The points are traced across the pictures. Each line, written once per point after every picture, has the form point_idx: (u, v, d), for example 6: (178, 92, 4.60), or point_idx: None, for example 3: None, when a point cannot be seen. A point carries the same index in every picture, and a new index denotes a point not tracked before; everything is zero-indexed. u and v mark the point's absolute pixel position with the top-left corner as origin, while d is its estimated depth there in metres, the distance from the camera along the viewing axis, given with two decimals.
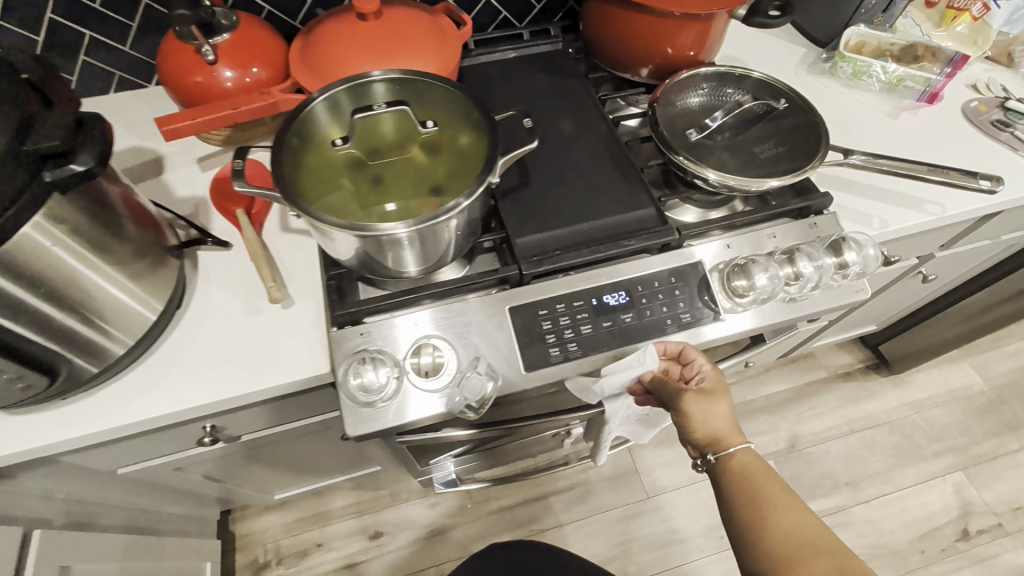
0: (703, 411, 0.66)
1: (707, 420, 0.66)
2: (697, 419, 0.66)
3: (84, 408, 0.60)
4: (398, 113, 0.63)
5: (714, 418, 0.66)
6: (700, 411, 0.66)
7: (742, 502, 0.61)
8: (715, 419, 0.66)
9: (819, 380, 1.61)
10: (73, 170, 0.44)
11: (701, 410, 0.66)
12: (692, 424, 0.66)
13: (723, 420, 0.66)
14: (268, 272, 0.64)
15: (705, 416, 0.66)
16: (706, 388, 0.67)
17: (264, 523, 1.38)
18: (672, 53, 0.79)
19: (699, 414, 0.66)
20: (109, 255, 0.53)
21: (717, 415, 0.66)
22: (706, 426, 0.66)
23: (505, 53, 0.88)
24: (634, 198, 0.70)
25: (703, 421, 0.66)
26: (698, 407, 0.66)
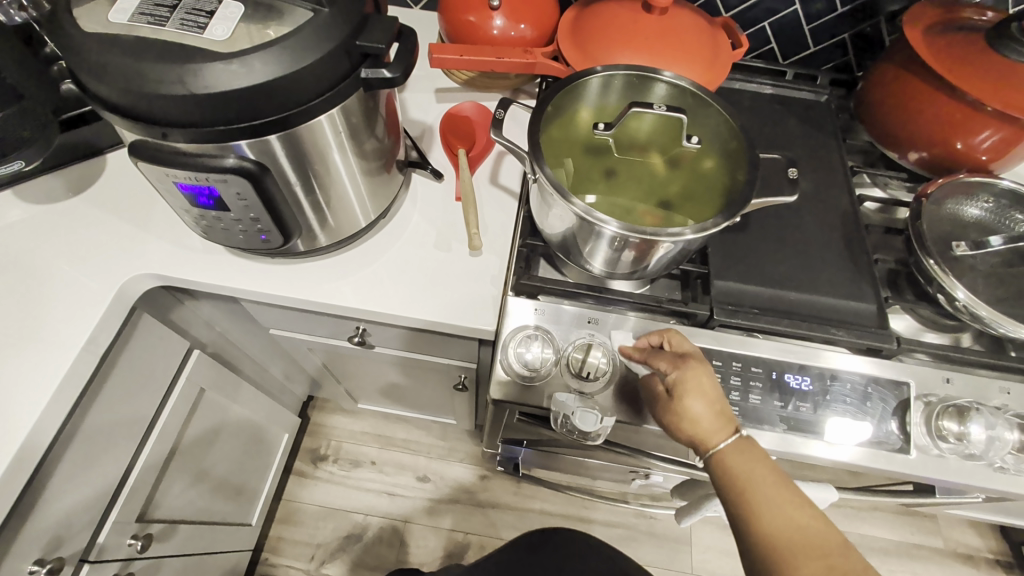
0: (693, 403, 0.52)
1: (705, 415, 0.52)
2: (691, 411, 0.52)
3: (283, 273, 0.67)
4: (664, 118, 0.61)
5: (706, 422, 0.52)
6: (685, 402, 0.53)
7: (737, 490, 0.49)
8: (702, 404, 0.52)
9: (930, 547, 1.40)
10: (383, 75, 0.47)
11: (690, 399, 0.52)
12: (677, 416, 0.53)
13: (722, 415, 0.52)
14: (472, 219, 0.66)
15: (699, 397, 0.52)
16: (719, 423, 0.52)
17: (336, 421, 1.51)
18: (959, 148, 0.69)
19: (689, 389, 0.53)
20: (359, 151, 0.57)
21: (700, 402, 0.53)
22: (691, 418, 0.52)
23: (762, 86, 0.82)
24: (856, 287, 0.64)
25: (694, 409, 0.52)
26: (692, 401, 0.52)
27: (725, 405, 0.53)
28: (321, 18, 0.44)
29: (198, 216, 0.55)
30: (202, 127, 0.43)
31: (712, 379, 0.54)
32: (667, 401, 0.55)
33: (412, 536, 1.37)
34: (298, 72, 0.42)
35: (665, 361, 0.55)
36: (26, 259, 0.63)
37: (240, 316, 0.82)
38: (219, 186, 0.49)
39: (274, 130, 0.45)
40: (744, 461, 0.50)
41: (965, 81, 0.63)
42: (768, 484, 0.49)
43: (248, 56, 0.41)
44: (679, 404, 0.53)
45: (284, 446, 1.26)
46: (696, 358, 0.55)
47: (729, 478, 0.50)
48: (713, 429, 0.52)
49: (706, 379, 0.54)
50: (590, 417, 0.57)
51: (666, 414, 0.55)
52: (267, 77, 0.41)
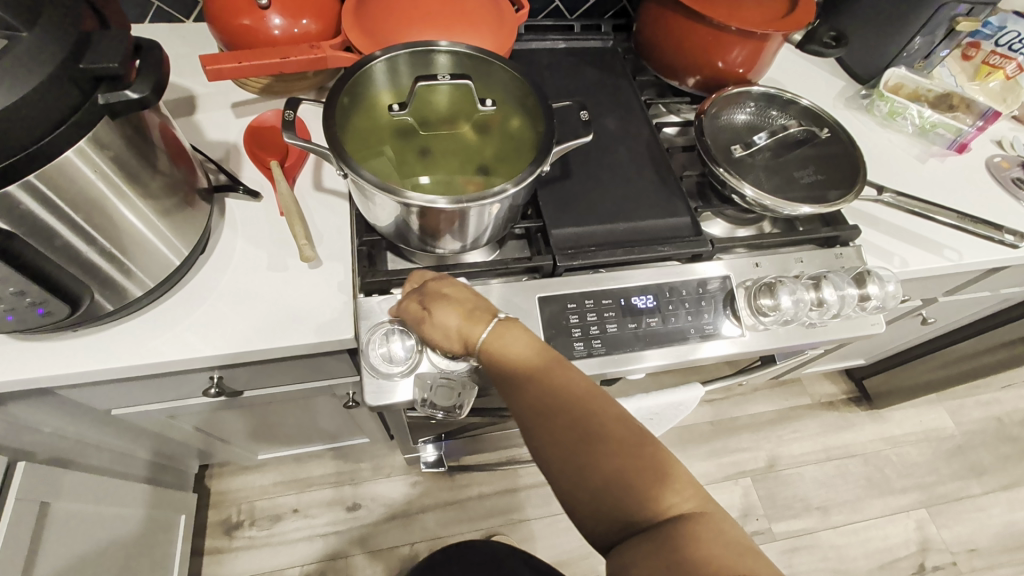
0: (508, 343, 0.53)
1: (510, 348, 0.52)
2: (503, 350, 0.52)
3: (94, 344, 0.59)
4: (458, 87, 0.62)
5: (508, 339, 0.53)
6: (494, 343, 0.53)
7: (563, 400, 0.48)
8: (515, 348, 0.52)
9: (803, 406, 1.65)
10: (127, 96, 0.42)
11: (492, 334, 0.53)
12: (522, 354, 0.53)
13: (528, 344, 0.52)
14: (299, 230, 0.62)
15: (513, 347, 0.52)
16: (529, 355, 0.52)
17: (241, 482, 1.38)
18: (721, 67, 0.79)
19: (488, 338, 0.53)
20: (140, 188, 0.52)
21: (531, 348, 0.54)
22: (532, 356, 0.53)
23: (556, 42, 0.87)
24: (669, 205, 0.71)
25: (495, 346, 0.53)
26: (500, 341, 0.53)
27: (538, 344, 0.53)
28: (22, 46, 0.38)
29: None
30: None
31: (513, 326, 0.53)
32: (421, 323, 0.56)
33: (356, 567, 1.32)
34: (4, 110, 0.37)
35: (447, 290, 0.56)
36: None
37: (65, 406, 0.71)
38: None
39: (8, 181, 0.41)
40: (557, 374, 0.51)
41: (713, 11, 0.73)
42: (611, 418, 0.48)
43: None
44: (488, 347, 0.53)
45: (184, 529, 1.14)
46: (435, 283, 0.57)
47: (525, 375, 0.51)
48: (512, 356, 0.52)
49: (510, 325, 0.53)
50: (446, 389, 0.60)
51: (484, 364, 0.54)
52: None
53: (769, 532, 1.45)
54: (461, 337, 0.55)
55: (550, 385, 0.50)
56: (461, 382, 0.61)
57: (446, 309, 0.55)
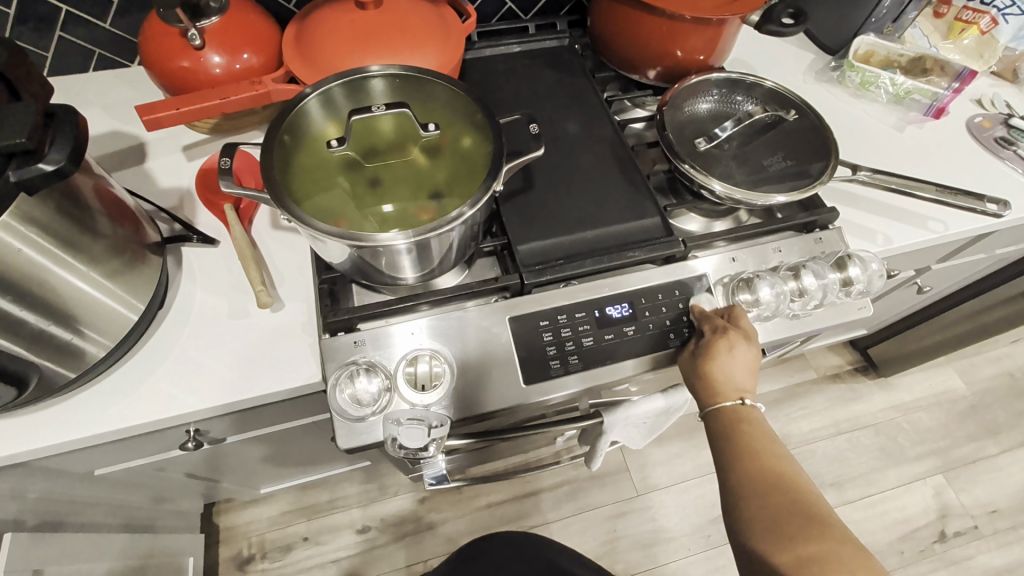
0: (725, 365, 0.60)
1: (728, 377, 0.60)
2: (715, 375, 0.60)
3: (58, 415, 0.58)
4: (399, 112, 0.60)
5: (739, 370, 0.61)
6: (711, 364, 0.60)
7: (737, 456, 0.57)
8: (727, 372, 0.60)
9: (808, 381, 1.63)
10: (42, 168, 0.41)
11: (716, 360, 0.60)
12: (704, 370, 0.61)
13: (750, 379, 0.61)
14: (255, 276, 0.61)
15: (737, 366, 0.60)
16: (727, 387, 0.60)
17: (249, 515, 1.38)
18: (681, 56, 0.76)
19: (717, 352, 0.60)
20: (83, 255, 0.50)
21: (739, 360, 0.61)
22: (721, 364, 0.60)
23: (510, 47, 0.85)
24: (638, 207, 0.69)
25: (721, 369, 0.60)
26: (724, 357, 0.60)
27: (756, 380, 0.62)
28: None
29: None
30: None
31: (755, 364, 0.62)
32: (710, 347, 0.61)
33: None
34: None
35: (708, 325, 0.63)
36: None
37: (44, 472, 0.70)
38: None
39: None
40: (756, 429, 0.58)
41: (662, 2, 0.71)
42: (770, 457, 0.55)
43: None
44: (715, 357, 0.60)
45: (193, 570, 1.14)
46: (738, 335, 0.61)
47: (731, 425, 0.59)
48: (731, 389, 0.60)
49: (751, 360, 0.61)
50: (418, 432, 0.57)
51: (693, 365, 0.62)
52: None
53: None
54: (695, 350, 0.63)
55: (736, 431, 0.58)
56: (433, 421, 0.58)
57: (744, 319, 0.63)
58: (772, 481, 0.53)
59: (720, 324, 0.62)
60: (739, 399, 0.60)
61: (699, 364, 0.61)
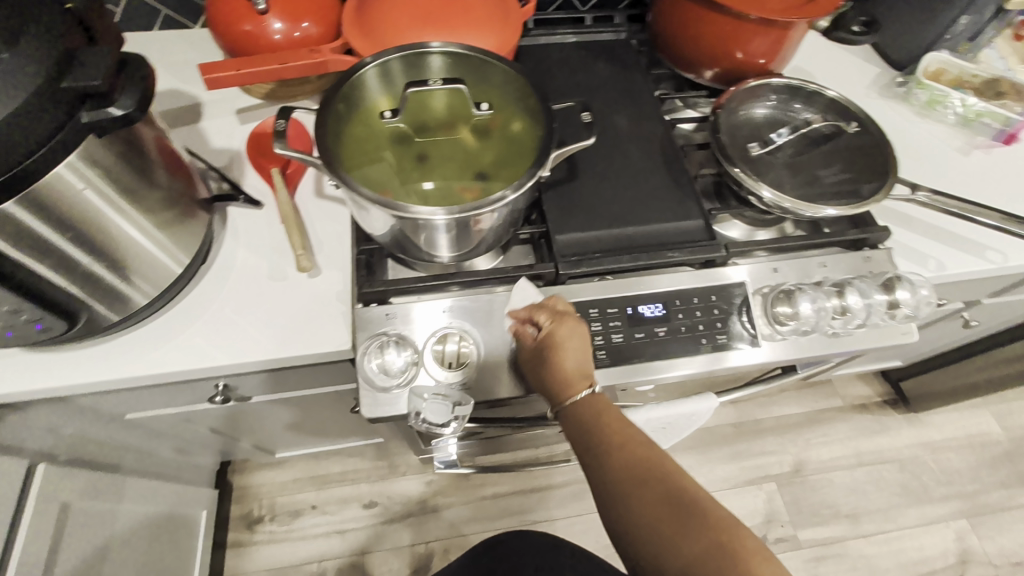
0: (569, 359, 0.56)
1: (575, 368, 0.55)
2: (567, 365, 0.55)
3: (101, 354, 0.60)
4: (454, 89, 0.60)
5: (573, 358, 0.56)
6: (560, 356, 0.56)
7: (596, 438, 0.52)
8: (574, 360, 0.56)
9: (833, 408, 1.58)
10: (112, 113, 0.42)
11: (563, 353, 0.56)
12: (553, 363, 0.55)
13: (585, 363, 0.56)
14: (297, 240, 0.62)
15: (570, 349, 0.56)
16: (577, 377, 0.55)
17: (262, 478, 1.42)
18: (740, 58, 0.75)
19: (560, 346, 0.56)
20: (137, 202, 0.52)
21: (574, 353, 0.56)
22: (567, 357, 0.56)
23: (565, 36, 0.84)
24: (683, 208, 0.67)
25: (568, 355, 0.56)
26: (565, 355, 0.56)
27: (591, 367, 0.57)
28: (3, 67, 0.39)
29: None
30: None
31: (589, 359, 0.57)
32: (538, 354, 0.57)
33: (373, 565, 1.33)
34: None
35: (545, 315, 0.58)
36: None
37: (79, 410, 0.73)
38: None
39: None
40: (619, 419, 0.52)
41: (731, 1, 0.68)
42: (641, 439, 0.51)
43: None
44: (552, 357, 0.56)
45: (206, 523, 1.18)
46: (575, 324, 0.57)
47: (587, 421, 0.53)
48: (579, 380, 0.55)
49: (581, 348, 0.56)
50: (442, 407, 0.57)
51: (535, 359, 0.57)
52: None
53: (795, 540, 1.40)
54: (537, 343, 0.57)
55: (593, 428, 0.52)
56: (457, 400, 0.58)
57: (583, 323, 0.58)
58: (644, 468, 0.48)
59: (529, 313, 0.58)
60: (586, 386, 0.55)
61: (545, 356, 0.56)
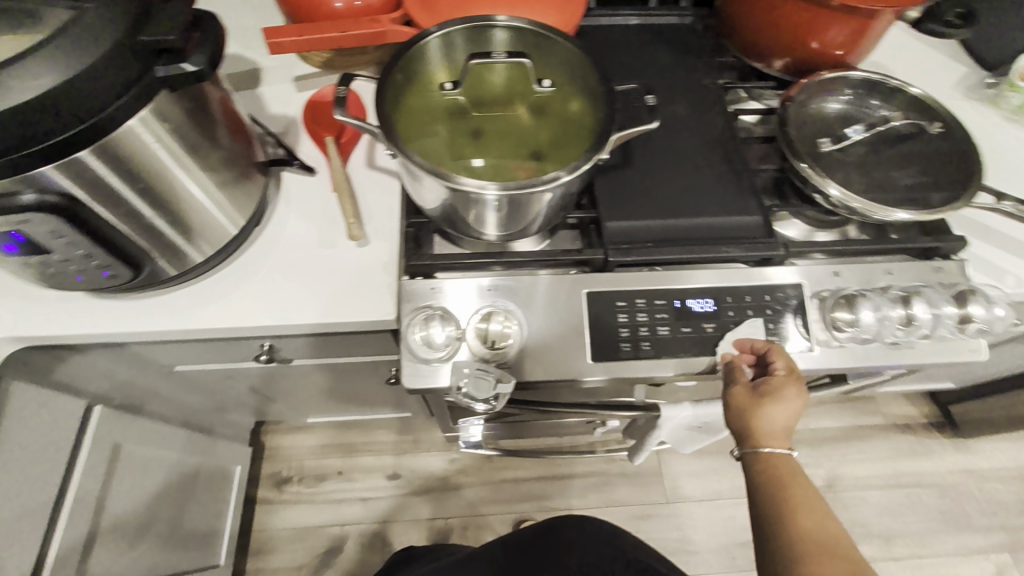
0: (773, 413, 0.54)
1: (779, 424, 0.53)
2: (765, 416, 0.53)
3: (158, 305, 0.62)
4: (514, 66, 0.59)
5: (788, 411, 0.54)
6: (772, 407, 0.54)
7: (769, 489, 0.50)
8: (782, 414, 0.54)
9: (873, 426, 1.51)
10: (185, 69, 0.43)
11: (776, 404, 0.54)
12: (756, 410, 0.54)
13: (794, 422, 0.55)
14: (350, 207, 0.63)
15: (784, 404, 0.54)
16: (782, 434, 0.54)
17: (293, 440, 1.46)
18: (815, 48, 0.71)
19: (774, 396, 0.54)
20: (198, 159, 0.52)
21: (786, 403, 0.54)
22: (780, 413, 0.54)
23: (627, 19, 0.81)
24: (741, 202, 0.65)
25: (777, 401, 0.54)
26: (774, 409, 0.54)
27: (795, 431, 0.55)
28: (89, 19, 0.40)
29: (26, 264, 0.51)
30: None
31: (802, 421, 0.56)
32: (751, 397, 0.55)
33: (392, 534, 1.37)
34: (65, 86, 0.39)
35: (776, 364, 0.57)
36: None
37: (132, 358, 0.76)
38: (26, 227, 0.45)
39: (70, 149, 0.42)
40: (795, 468, 0.51)
41: None
42: (797, 486, 0.50)
43: (6, 72, 0.37)
44: (759, 409, 0.54)
45: (238, 479, 1.22)
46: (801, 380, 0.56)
47: (772, 475, 0.51)
48: (781, 436, 0.53)
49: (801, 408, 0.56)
50: (484, 383, 0.56)
51: (744, 410, 0.55)
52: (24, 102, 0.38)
53: None
54: (756, 393, 0.55)
55: (774, 478, 0.51)
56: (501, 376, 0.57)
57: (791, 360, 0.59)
58: (789, 498, 0.49)
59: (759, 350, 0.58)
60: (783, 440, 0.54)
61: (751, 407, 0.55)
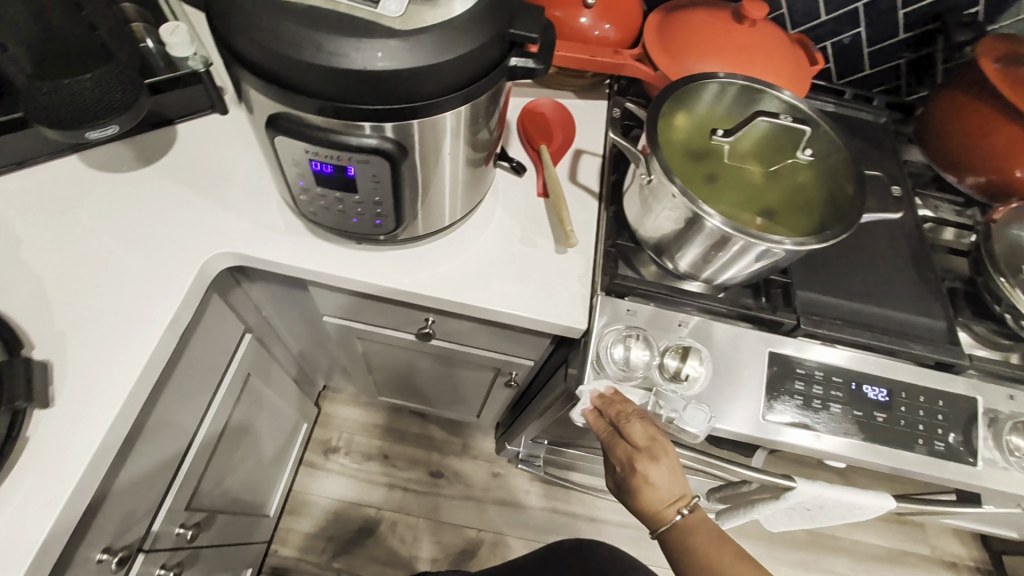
0: (648, 480, 0.55)
1: (660, 495, 0.55)
2: (648, 494, 0.55)
3: (366, 258, 0.64)
4: (779, 134, 0.63)
5: (665, 489, 0.55)
6: (645, 492, 0.55)
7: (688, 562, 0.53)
8: (658, 494, 0.55)
9: (919, 555, 1.47)
10: (528, 65, 0.48)
11: (647, 485, 0.55)
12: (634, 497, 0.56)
13: (678, 488, 0.55)
14: (565, 214, 0.66)
15: (655, 486, 0.55)
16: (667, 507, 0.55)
17: (347, 413, 1.48)
18: (1018, 177, 0.71)
19: (641, 483, 0.55)
20: (476, 135, 0.54)
21: (659, 470, 0.55)
22: (651, 496, 0.55)
23: (825, 104, 0.85)
24: (926, 305, 0.67)
25: (650, 499, 0.55)
26: (650, 482, 0.55)
27: (685, 482, 0.56)
28: (482, 5, 0.44)
29: (323, 194, 0.53)
30: (365, 107, 0.43)
31: (682, 470, 0.56)
32: (630, 460, 0.56)
33: (422, 532, 1.36)
34: (442, 61, 0.42)
35: (629, 428, 0.56)
36: (109, 240, 0.58)
37: (295, 299, 0.79)
38: (358, 166, 0.48)
39: (422, 113, 0.45)
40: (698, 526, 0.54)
41: None
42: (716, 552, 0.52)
43: (416, 35, 0.41)
44: (644, 475, 0.55)
45: (301, 437, 1.23)
46: (645, 449, 0.56)
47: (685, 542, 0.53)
48: (664, 501, 0.55)
49: (674, 471, 0.55)
50: (699, 415, 0.58)
51: (624, 497, 0.58)
52: (406, 64, 0.41)
53: None
54: (619, 484, 0.58)
55: (695, 547, 0.53)
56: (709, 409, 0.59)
57: (639, 420, 0.56)
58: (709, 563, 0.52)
59: (624, 459, 0.56)
60: (676, 512, 0.55)
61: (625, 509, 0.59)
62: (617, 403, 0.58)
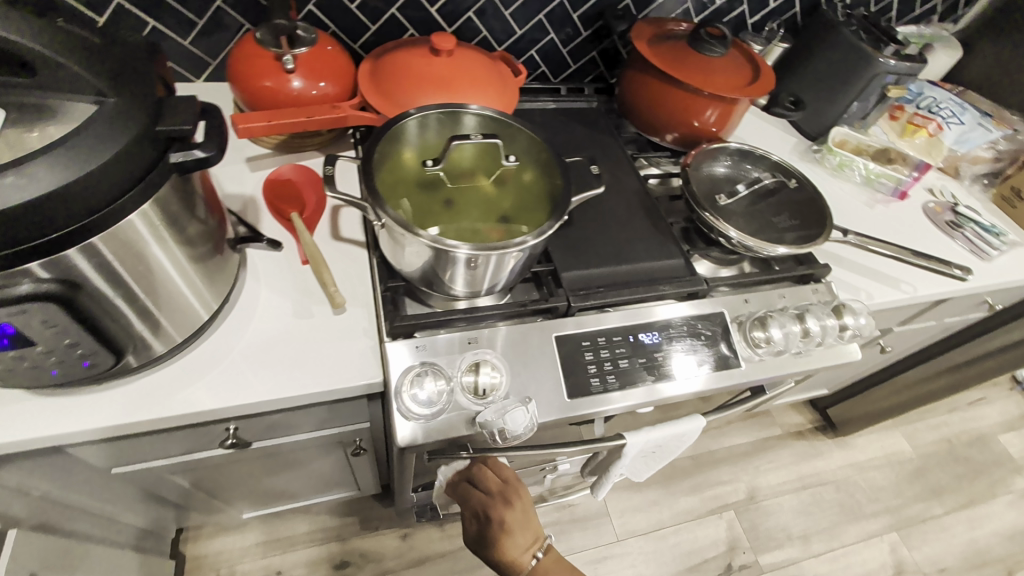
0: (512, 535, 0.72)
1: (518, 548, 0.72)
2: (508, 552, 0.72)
3: (119, 399, 0.57)
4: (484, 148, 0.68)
5: (522, 540, 0.72)
6: (505, 538, 0.71)
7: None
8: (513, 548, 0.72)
9: (774, 437, 1.77)
10: (195, 156, 0.45)
11: (507, 537, 0.71)
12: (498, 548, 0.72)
13: (531, 536, 0.73)
14: (328, 277, 0.64)
15: (511, 534, 0.72)
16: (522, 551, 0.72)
17: (218, 546, 1.30)
18: (696, 125, 0.89)
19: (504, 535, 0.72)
20: (180, 233, 0.50)
21: (518, 537, 0.72)
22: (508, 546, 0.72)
23: (546, 103, 0.99)
24: (664, 249, 0.78)
25: (507, 544, 0.72)
26: (507, 538, 0.72)
27: (536, 531, 0.74)
28: (108, 109, 0.41)
29: None
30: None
31: (529, 511, 0.74)
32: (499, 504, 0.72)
33: None
34: (70, 183, 0.38)
35: (494, 482, 0.72)
36: None
37: (62, 467, 0.67)
38: (16, 319, 0.42)
39: (78, 237, 0.41)
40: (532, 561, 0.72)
41: (689, 77, 0.84)
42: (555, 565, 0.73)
43: (27, 164, 0.37)
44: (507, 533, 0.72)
45: None
46: (513, 492, 0.73)
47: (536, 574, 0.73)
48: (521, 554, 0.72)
49: (526, 517, 0.73)
50: (518, 417, 0.61)
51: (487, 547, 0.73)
52: (26, 197, 0.37)
53: (756, 565, 1.51)
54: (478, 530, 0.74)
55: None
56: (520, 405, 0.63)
57: (493, 471, 0.73)
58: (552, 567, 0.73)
59: (482, 504, 0.72)
60: (531, 555, 0.73)
61: (482, 556, 0.75)
62: (490, 463, 0.73)
